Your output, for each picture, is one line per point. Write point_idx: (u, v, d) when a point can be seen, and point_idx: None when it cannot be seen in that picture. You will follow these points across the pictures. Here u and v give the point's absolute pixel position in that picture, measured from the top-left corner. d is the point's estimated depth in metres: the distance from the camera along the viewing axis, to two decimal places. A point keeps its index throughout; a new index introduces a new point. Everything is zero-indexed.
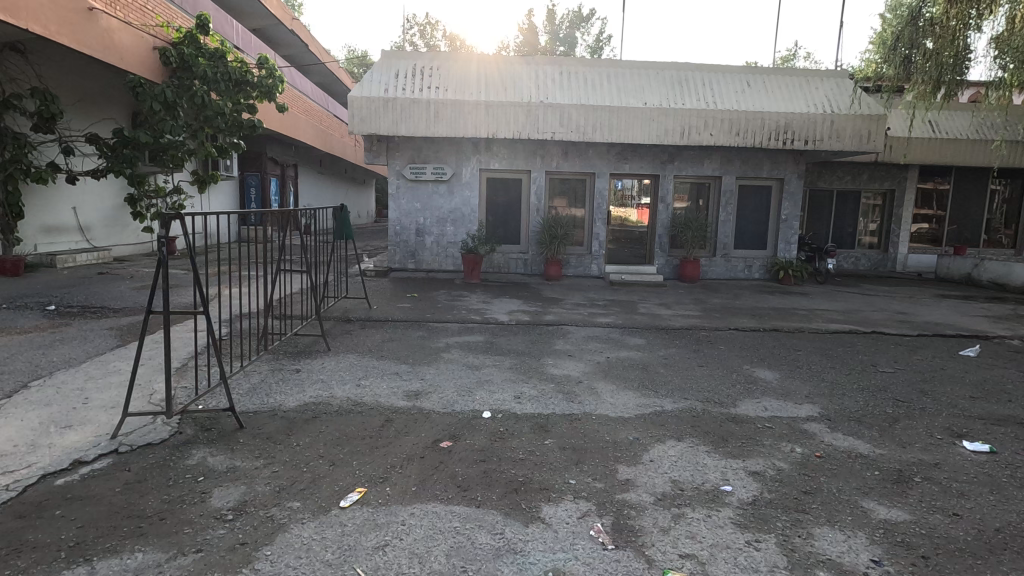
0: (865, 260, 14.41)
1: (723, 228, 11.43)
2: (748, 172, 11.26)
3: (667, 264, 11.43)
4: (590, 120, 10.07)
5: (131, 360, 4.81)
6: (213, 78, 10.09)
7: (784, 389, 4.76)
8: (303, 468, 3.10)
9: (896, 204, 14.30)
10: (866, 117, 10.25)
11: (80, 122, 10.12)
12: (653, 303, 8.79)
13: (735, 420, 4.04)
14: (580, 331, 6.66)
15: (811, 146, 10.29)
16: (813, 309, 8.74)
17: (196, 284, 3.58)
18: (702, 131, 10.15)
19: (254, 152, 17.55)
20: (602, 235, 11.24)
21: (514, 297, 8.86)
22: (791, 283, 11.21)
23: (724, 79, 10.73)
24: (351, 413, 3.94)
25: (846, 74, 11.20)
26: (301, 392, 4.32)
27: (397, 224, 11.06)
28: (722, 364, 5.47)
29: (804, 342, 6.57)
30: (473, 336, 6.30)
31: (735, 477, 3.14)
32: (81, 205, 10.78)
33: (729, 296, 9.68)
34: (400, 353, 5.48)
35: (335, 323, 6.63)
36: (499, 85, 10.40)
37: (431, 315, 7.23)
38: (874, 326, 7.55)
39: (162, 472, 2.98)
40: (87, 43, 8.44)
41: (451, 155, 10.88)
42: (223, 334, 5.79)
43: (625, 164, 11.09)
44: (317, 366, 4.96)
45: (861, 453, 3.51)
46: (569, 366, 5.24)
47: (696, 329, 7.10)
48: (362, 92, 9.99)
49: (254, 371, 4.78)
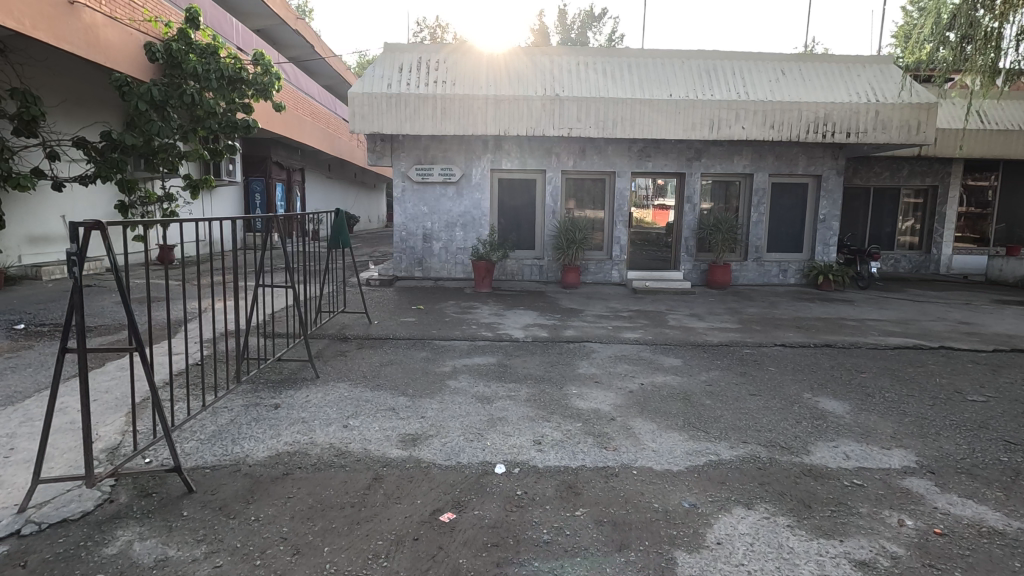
0: (905, 262, 13.41)
1: (755, 229, 10.51)
2: (782, 168, 10.35)
3: (694, 269, 10.56)
4: (611, 114, 9.26)
5: (81, 395, 4.09)
6: (204, 76, 9.30)
7: (862, 426, 3.90)
8: (255, 563, 2.31)
9: (939, 202, 13.25)
10: (915, 105, 9.30)
11: (68, 126, 9.54)
12: (683, 314, 7.95)
13: (814, 474, 3.19)
14: (607, 351, 5.85)
15: (854, 139, 9.37)
16: (863, 319, 7.83)
17: (129, 316, 2.76)
18: (733, 124, 9.30)
19: (258, 155, 16.98)
20: (622, 238, 10.39)
21: (530, 308, 8.08)
22: (831, 289, 10.27)
23: (756, 67, 9.86)
24: (331, 469, 3.17)
25: (889, 60, 10.20)
26: (274, 437, 3.55)
27: (403, 229, 10.32)
28: (777, 393, 4.62)
29: (866, 361, 5.69)
30: (484, 356, 5.54)
31: (837, 573, 2.32)
32: (73, 213, 10.20)
33: (766, 305, 8.81)
34: (399, 382, 4.69)
35: (329, 342, 5.89)
36: (511, 77, 9.63)
37: (437, 331, 6.47)
38: (940, 340, 6.65)
39: (66, 570, 2.24)
40: (66, 39, 7.85)
41: (460, 155, 10.14)
42: (198, 360, 5.06)
43: (647, 161, 10.23)
44: (299, 401, 4.19)
45: (995, 529, 2.65)
46: (598, 397, 4.42)
47: (737, 345, 6.25)
48: (363, 88, 9.28)
49: (225, 408, 4.03)
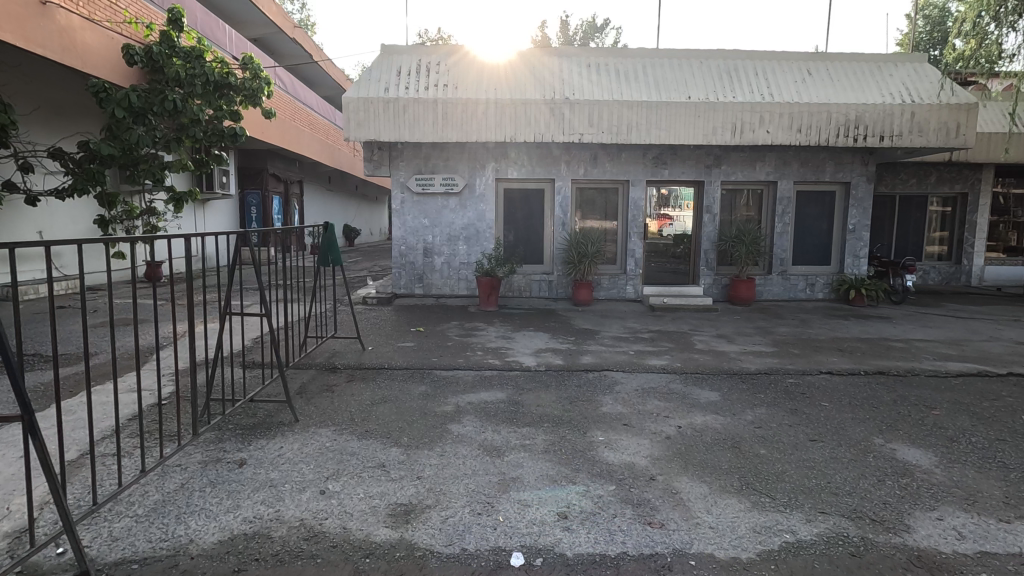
0: (935, 273, 12.65)
1: (780, 240, 9.79)
2: (808, 175, 9.65)
3: (714, 285, 9.81)
4: (625, 118, 8.61)
5: (6, 452, 3.37)
6: (187, 81, 8.64)
7: (965, 488, 3.15)
8: None
9: (970, 210, 12.50)
10: (954, 105, 8.59)
11: (44, 137, 8.93)
12: (710, 335, 7.21)
13: (927, 565, 2.45)
14: (631, 383, 5.10)
15: (888, 143, 8.67)
16: (909, 340, 7.07)
17: (11, 373, 2.08)
18: (758, 127, 8.63)
19: (254, 167, 16.42)
20: (637, 251, 9.68)
21: (540, 330, 7.36)
22: (864, 305, 9.50)
23: (781, 67, 9.22)
24: (297, 562, 2.43)
25: (923, 58, 9.50)
26: (230, 512, 2.81)
27: (402, 243, 9.63)
28: (843, 438, 3.86)
29: (932, 393, 4.93)
30: (492, 391, 4.81)
31: None
32: (52, 229, 9.59)
33: (797, 324, 8.06)
34: (392, 427, 3.95)
35: (315, 375, 5.18)
36: (518, 80, 9.00)
37: (439, 359, 5.76)
38: (1007, 365, 5.89)
39: None
40: (39, 43, 7.31)
41: (463, 163, 9.46)
42: (161, 399, 4.34)
43: (663, 169, 9.54)
44: (270, 455, 3.45)
45: None
46: (629, 446, 3.69)
47: (778, 373, 5.51)
48: (358, 93, 8.64)
49: (179, 466, 3.30)
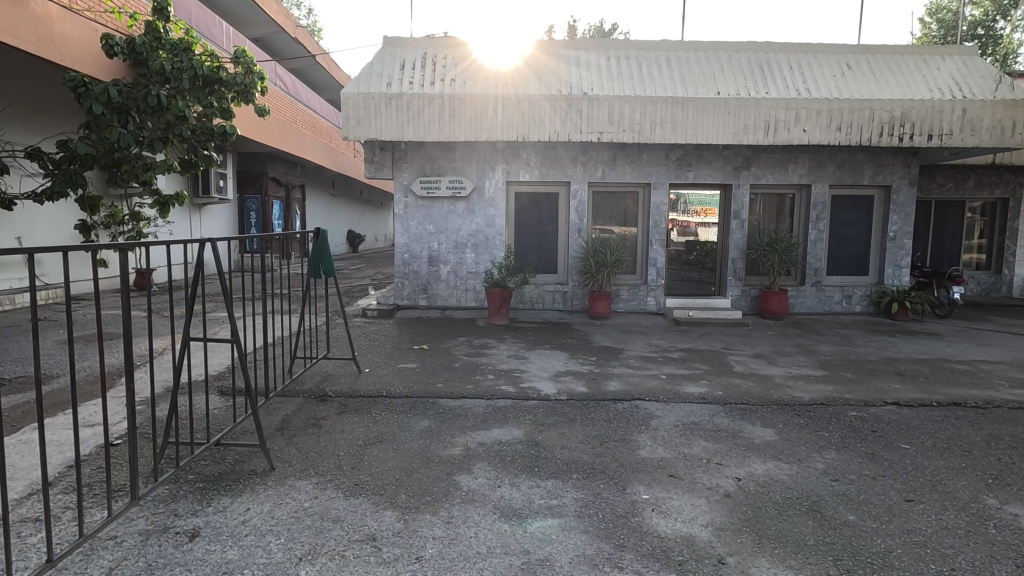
0: (973, 284, 11.82)
1: (814, 249, 9.04)
2: (845, 179, 8.90)
3: (743, 297, 9.04)
4: (647, 116, 7.90)
5: None
6: (174, 75, 7.98)
7: None
8: None
9: (1012, 216, 11.67)
10: (1011, 102, 7.79)
11: (21, 136, 8.32)
12: (747, 355, 6.46)
13: None
14: (670, 417, 4.35)
15: (936, 142, 7.91)
16: (972, 362, 6.28)
17: None
18: (793, 125, 7.90)
19: (253, 172, 15.79)
20: (659, 259, 8.94)
21: (557, 348, 6.62)
22: (906, 319, 8.73)
23: (816, 61, 8.49)
24: None
25: (973, 50, 8.73)
26: None
27: (406, 250, 8.93)
28: (945, 499, 3.10)
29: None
30: (507, 427, 4.08)
31: None
32: (30, 235, 8.97)
33: (840, 341, 7.29)
34: (386, 478, 3.23)
35: (301, 405, 4.47)
36: (531, 75, 8.30)
37: (444, 384, 5.03)
38: None
39: None
40: (13, 32, 6.68)
41: (472, 164, 8.77)
42: (112, 440, 3.62)
43: (688, 171, 8.80)
44: (232, 523, 2.73)
45: None
46: (681, 508, 2.96)
47: (837, 405, 4.75)
48: (357, 87, 7.97)
49: (111, 541, 2.56)
